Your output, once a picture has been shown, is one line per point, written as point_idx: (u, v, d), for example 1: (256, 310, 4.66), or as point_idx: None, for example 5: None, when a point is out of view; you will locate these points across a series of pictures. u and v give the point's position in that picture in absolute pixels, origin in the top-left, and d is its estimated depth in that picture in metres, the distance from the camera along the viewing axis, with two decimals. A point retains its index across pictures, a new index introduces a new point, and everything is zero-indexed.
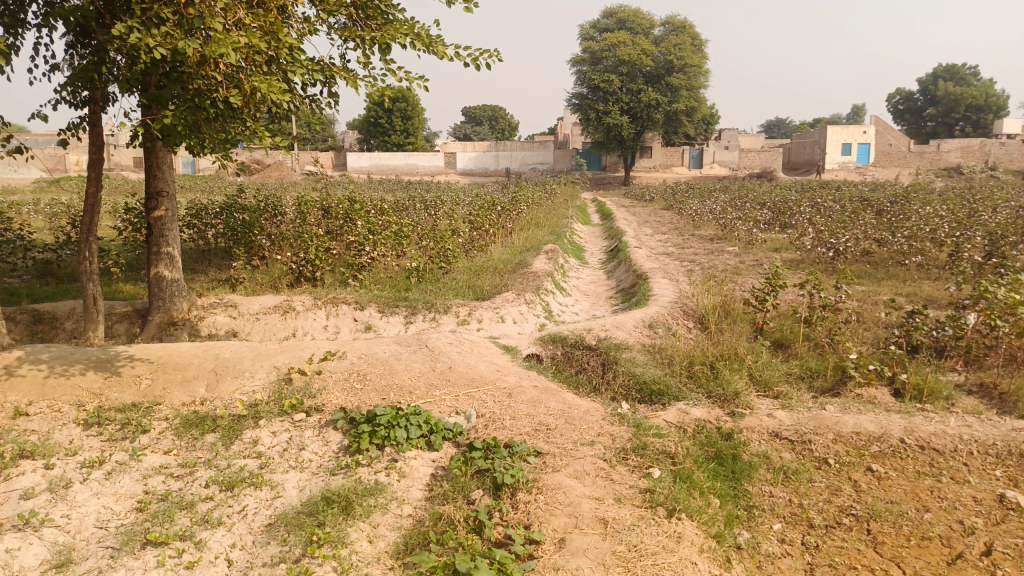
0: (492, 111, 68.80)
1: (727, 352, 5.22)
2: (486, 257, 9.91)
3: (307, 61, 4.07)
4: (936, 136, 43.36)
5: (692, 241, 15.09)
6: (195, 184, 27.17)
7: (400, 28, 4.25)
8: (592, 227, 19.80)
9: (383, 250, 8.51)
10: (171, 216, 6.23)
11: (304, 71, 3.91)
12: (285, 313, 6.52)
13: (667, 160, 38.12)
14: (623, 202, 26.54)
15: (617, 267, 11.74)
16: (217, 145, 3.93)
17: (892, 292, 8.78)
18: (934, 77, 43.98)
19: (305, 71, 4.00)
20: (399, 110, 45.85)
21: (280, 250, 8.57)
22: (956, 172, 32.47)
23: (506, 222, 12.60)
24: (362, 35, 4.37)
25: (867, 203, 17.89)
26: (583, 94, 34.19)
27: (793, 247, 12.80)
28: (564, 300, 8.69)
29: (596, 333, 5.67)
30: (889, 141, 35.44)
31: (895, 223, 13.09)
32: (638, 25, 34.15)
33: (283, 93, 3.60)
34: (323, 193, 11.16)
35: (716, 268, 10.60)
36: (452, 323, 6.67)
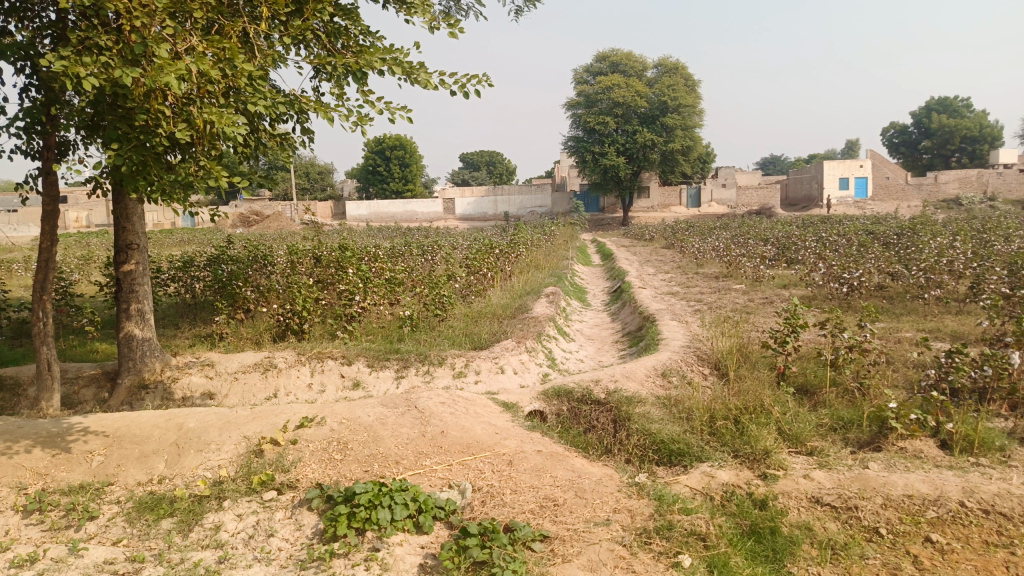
0: (490, 157, 69.45)
1: (752, 404, 4.70)
2: (484, 303, 9.45)
3: (272, 92, 3.68)
4: (932, 168, 43.29)
5: (696, 280, 14.63)
6: (194, 237, 27.01)
7: (376, 52, 3.86)
8: (593, 268, 19.43)
9: (375, 298, 8.04)
10: (141, 270, 5.78)
11: (268, 102, 3.51)
12: (266, 371, 5.98)
13: (665, 200, 38.04)
14: (622, 242, 26.27)
15: (622, 309, 11.27)
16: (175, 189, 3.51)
17: (915, 328, 8.31)
18: (926, 110, 44.34)
19: (270, 103, 3.60)
20: (397, 158, 46.03)
21: (266, 302, 8.11)
22: (956, 203, 32.23)
23: (505, 265, 12.18)
24: (335, 63, 4.01)
25: (872, 235, 17.56)
26: (578, 137, 34.22)
27: (802, 283, 12.38)
28: (567, 346, 8.19)
29: (605, 385, 5.14)
30: (886, 173, 35.33)
31: (906, 255, 12.69)
32: (630, 68, 34.34)
33: (239, 127, 3.23)
34: (314, 241, 10.75)
35: (725, 307, 10.12)
36: (448, 377, 6.15)
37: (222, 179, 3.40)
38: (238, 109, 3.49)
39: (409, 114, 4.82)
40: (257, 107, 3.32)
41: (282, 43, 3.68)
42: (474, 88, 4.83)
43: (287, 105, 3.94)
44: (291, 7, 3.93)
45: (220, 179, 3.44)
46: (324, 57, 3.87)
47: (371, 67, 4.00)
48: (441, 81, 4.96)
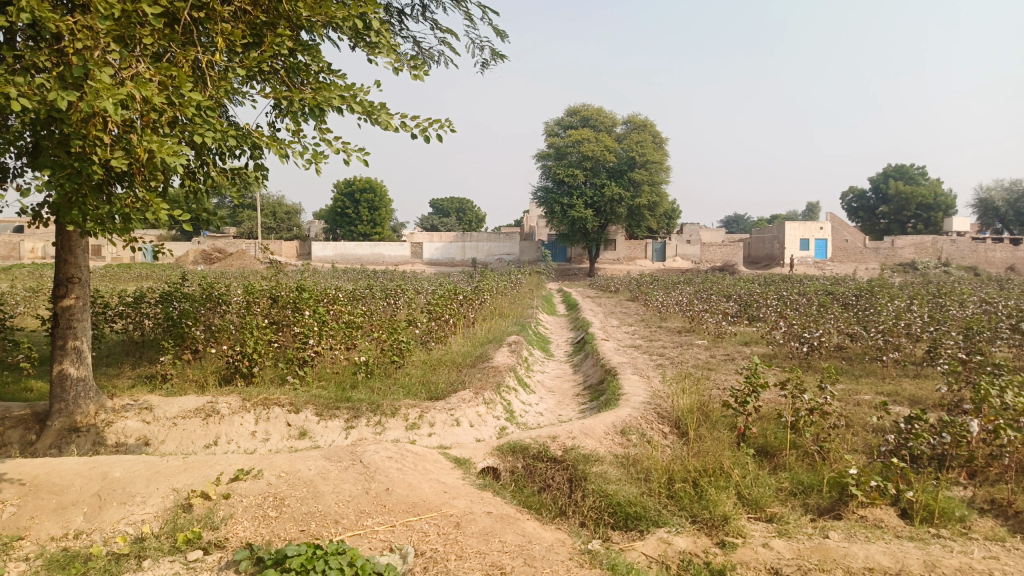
0: (459, 204, 69.87)
1: (712, 467, 4.57)
2: (444, 350, 9.26)
3: (222, 125, 3.54)
4: (889, 232, 44.54)
5: (660, 334, 14.63)
6: (153, 273, 26.44)
7: (335, 89, 3.75)
8: (558, 318, 19.38)
9: (331, 343, 7.79)
10: (81, 306, 5.50)
11: (216, 135, 3.36)
12: (207, 417, 5.68)
13: (631, 253, 38.43)
14: (588, 293, 26.37)
15: (584, 361, 11.16)
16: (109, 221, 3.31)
17: (874, 391, 8.32)
18: (884, 177, 45.92)
19: (219, 136, 3.45)
20: (367, 201, 45.97)
21: (216, 343, 7.80)
22: (911, 268, 33.11)
23: (468, 312, 12.02)
24: (292, 98, 3.89)
25: (832, 296, 17.83)
26: (547, 188, 34.57)
27: (764, 341, 12.43)
28: (527, 398, 8.00)
29: (562, 442, 4.96)
30: (844, 237, 36.22)
31: (865, 317, 12.85)
32: (600, 123, 35.01)
33: (183, 158, 3.07)
34: (273, 282, 10.49)
35: (687, 363, 10.07)
36: (400, 428, 5.91)
37: (162, 213, 3.22)
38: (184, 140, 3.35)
39: (369, 153, 4.70)
40: (204, 139, 3.18)
41: (237, 75, 3.56)
42: (438, 132, 4.74)
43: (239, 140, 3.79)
44: (249, 39, 3.82)
45: (159, 212, 3.26)
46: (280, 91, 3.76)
47: (330, 105, 3.89)
48: (403, 123, 4.87)
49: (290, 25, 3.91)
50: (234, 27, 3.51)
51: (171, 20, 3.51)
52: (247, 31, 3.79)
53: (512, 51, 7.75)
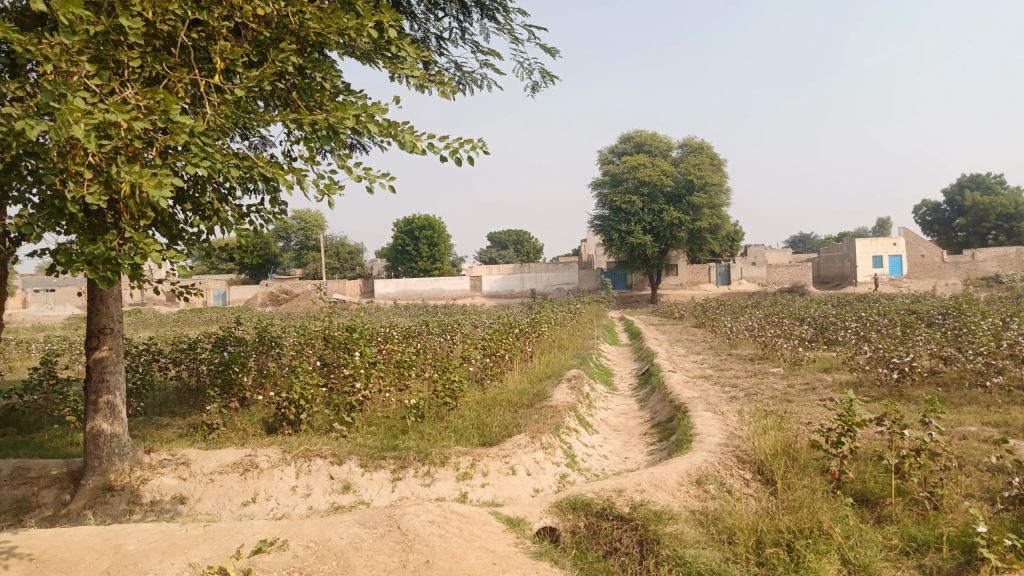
0: (517, 236, 69.99)
1: (808, 526, 3.91)
2: (500, 388, 8.78)
3: (222, 155, 3.35)
4: (968, 246, 42.19)
5: (730, 362, 13.82)
6: (219, 317, 27.06)
7: (349, 108, 3.49)
8: (620, 348, 18.75)
9: (380, 385, 7.38)
10: (115, 357, 5.24)
11: (209, 165, 3.18)
12: (246, 471, 5.29)
13: (693, 278, 37.39)
14: (650, 320, 25.66)
15: (650, 394, 10.50)
16: (95, 264, 3.14)
17: (980, 423, 7.42)
18: (959, 188, 43.82)
19: (218, 166, 3.27)
20: (425, 237, 46.31)
21: (263, 389, 7.51)
22: (995, 282, 31.12)
23: (525, 345, 11.53)
24: (303, 121, 3.65)
25: (915, 315, 16.67)
26: (604, 215, 34.03)
27: (845, 368, 11.52)
28: (590, 439, 7.40)
29: (630, 496, 4.37)
30: (921, 252, 34.38)
31: (958, 338, 11.80)
32: (656, 148, 34.40)
33: (168, 188, 2.91)
34: (324, 321, 10.23)
35: (762, 394, 9.31)
36: (451, 480, 5.41)
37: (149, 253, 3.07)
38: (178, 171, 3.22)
39: (394, 181, 4.33)
40: (195, 169, 3.04)
41: (237, 97, 3.42)
42: (468, 152, 4.36)
43: (242, 169, 3.61)
44: (248, 58, 3.68)
45: (146, 253, 3.14)
46: (287, 114, 3.52)
47: (343, 127, 3.63)
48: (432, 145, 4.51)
49: (297, 43, 3.73)
50: (233, 47, 3.36)
51: (166, 42, 3.42)
52: (252, 50, 3.64)
53: (561, 75, 7.36)
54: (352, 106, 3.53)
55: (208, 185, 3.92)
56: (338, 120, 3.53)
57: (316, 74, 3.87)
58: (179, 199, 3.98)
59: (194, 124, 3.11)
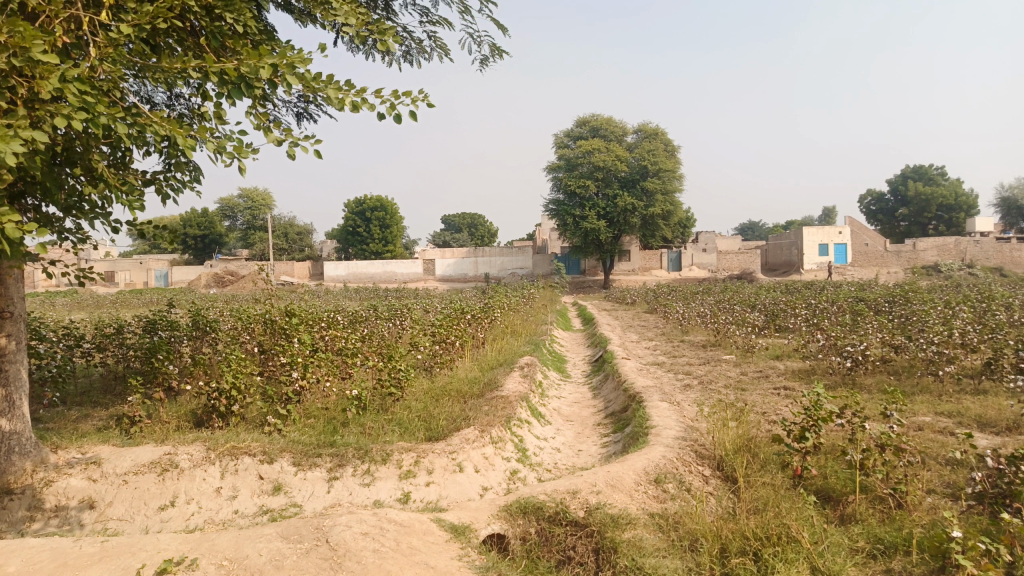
0: (472, 220, 69.44)
1: (773, 531, 3.66)
2: (449, 376, 8.38)
3: (102, 106, 2.94)
4: (909, 235, 43.31)
5: (683, 349, 13.68)
6: (159, 298, 25.96)
7: (261, 55, 3.11)
8: (573, 334, 18.54)
9: (321, 375, 6.90)
10: (14, 346, 4.67)
11: (80, 118, 2.79)
12: (164, 472, 4.78)
13: (645, 264, 37.52)
14: (603, 305, 25.54)
15: (604, 383, 10.24)
16: None
17: (935, 413, 7.34)
18: (902, 179, 44.93)
19: (93, 118, 2.87)
20: (377, 220, 45.42)
21: (192, 378, 6.97)
22: (935, 271, 31.98)
23: (477, 332, 11.14)
24: (207, 70, 3.23)
25: (864, 302, 16.83)
26: (558, 200, 33.77)
27: (798, 356, 11.46)
28: (543, 431, 7.09)
29: (585, 499, 4.05)
30: (865, 241, 35.09)
31: (907, 326, 11.84)
32: (611, 133, 34.24)
33: (21, 141, 2.51)
34: (264, 305, 9.65)
35: (718, 383, 9.15)
36: (392, 479, 5.02)
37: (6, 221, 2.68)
38: (48, 124, 2.83)
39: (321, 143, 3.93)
40: (61, 121, 2.66)
41: (124, 40, 3.02)
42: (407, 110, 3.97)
43: (133, 123, 3.23)
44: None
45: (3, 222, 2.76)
46: (185, 62, 3.13)
47: (257, 78, 3.27)
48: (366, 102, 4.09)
49: None
50: None
51: None
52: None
53: (513, 51, 7.08)
54: (267, 52, 3.17)
55: (100, 146, 3.49)
56: (249, 69, 3.16)
57: (227, 16, 3.51)
58: (67, 161, 3.55)
59: (65, 68, 2.72)
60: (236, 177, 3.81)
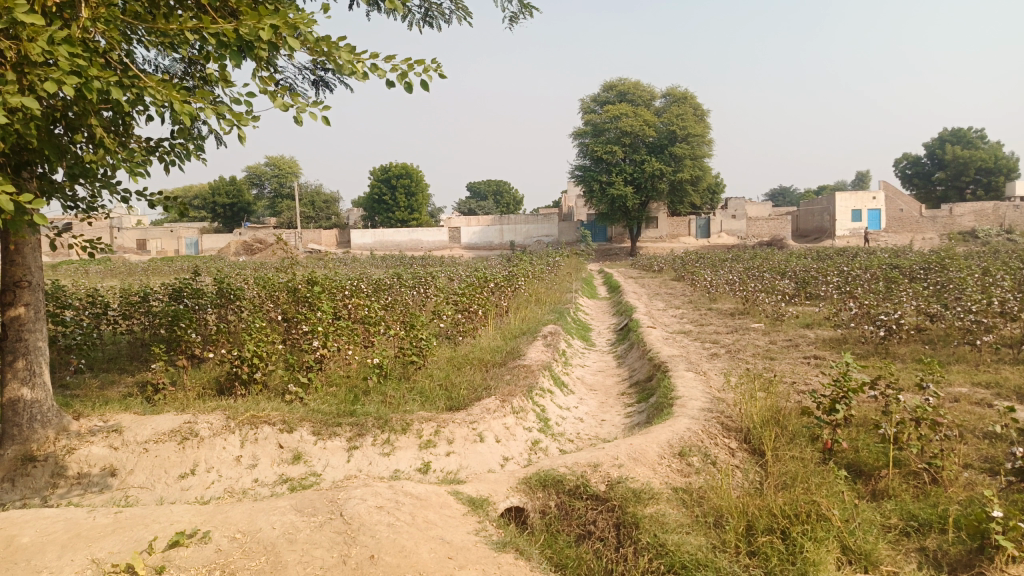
0: (498, 187, 69.05)
1: (801, 507, 3.53)
2: (472, 344, 8.30)
3: (95, 70, 2.86)
4: (946, 200, 42.14)
5: (711, 317, 13.47)
6: (189, 267, 26.27)
7: (261, 15, 3.01)
8: (599, 301, 18.37)
9: (342, 343, 6.85)
10: (32, 315, 4.67)
11: (72, 83, 2.71)
12: (184, 440, 4.77)
13: (673, 231, 37.02)
14: (629, 273, 25.28)
15: (630, 351, 10.10)
16: None
17: (972, 384, 7.10)
18: (940, 142, 43.59)
19: (85, 82, 2.79)
20: (403, 187, 45.33)
21: (215, 346, 6.97)
22: (972, 236, 31.13)
23: (501, 299, 11.03)
24: (207, 32, 3.13)
25: (898, 269, 16.40)
26: (584, 166, 33.34)
27: (829, 324, 11.20)
28: (565, 401, 6.99)
29: (607, 472, 3.95)
30: (900, 206, 34.20)
31: (944, 293, 11.49)
32: (639, 97, 33.58)
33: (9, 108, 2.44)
34: (287, 273, 9.62)
35: (745, 352, 8.97)
36: (412, 449, 4.97)
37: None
38: (40, 90, 2.76)
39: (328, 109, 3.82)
40: (52, 86, 2.59)
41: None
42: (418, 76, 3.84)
43: (130, 88, 3.16)
44: None
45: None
46: (182, 23, 3.03)
47: (257, 41, 3.18)
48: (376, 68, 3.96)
49: None
50: None
51: None
52: None
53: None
54: (268, 13, 3.07)
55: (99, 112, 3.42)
56: (249, 30, 3.06)
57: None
58: (67, 127, 3.49)
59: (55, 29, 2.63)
60: (239, 144, 3.74)
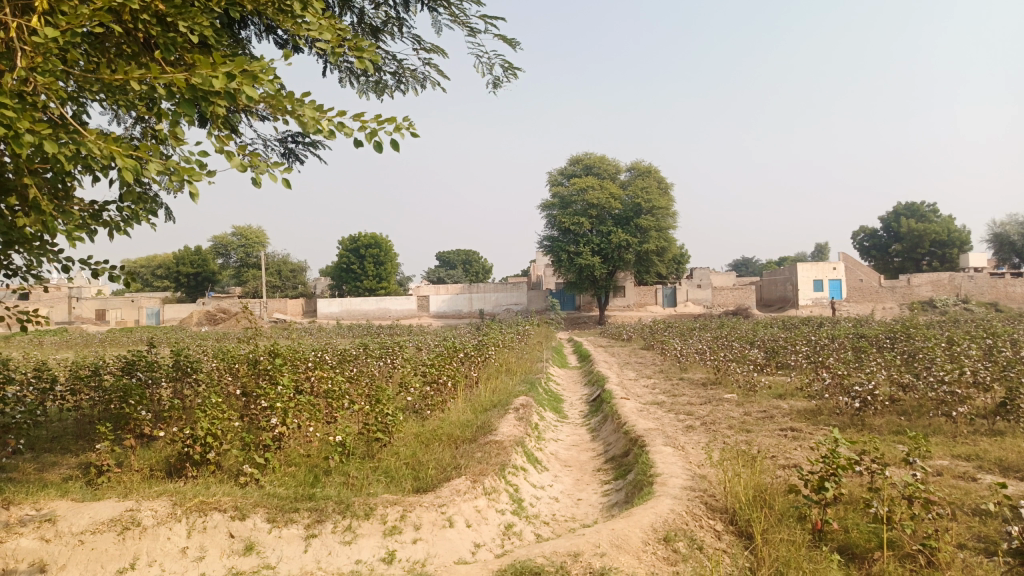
0: (466, 256, 69.36)
1: None
2: (441, 419, 7.96)
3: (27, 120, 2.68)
4: (904, 270, 43.24)
5: (683, 387, 13.28)
6: (148, 338, 25.44)
7: (215, 63, 2.87)
8: (568, 371, 18.22)
9: (304, 419, 6.48)
10: None
11: None
12: (124, 530, 4.33)
13: (640, 300, 37.23)
14: (598, 342, 25.17)
15: (603, 424, 9.82)
16: None
17: (952, 456, 6.95)
18: (895, 214, 45.05)
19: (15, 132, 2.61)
20: (371, 257, 45.17)
21: (167, 423, 6.53)
22: (930, 306, 31.81)
23: (470, 371, 10.72)
24: (157, 82, 2.98)
25: (865, 338, 16.49)
26: (553, 236, 33.59)
27: (802, 395, 11.08)
28: (539, 479, 6.66)
29: (588, 563, 3.65)
30: (859, 277, 34.92)
31: (913, 363, 11.49)
32: (604, 171, 34.25)
33: None
34: (248, 345, 9.23)
35: (721, 424, 8.76)
36: (376, 537, 4.60)
37: None
38: None
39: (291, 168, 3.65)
40: None
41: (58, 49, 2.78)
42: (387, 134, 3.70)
43: (73, 142, 2.97)
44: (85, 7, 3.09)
45: None
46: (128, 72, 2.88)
47: (213, 92, 3.04)
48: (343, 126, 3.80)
49: None
50: None
51: None
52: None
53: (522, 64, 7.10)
54: (223, 61, 2.94)
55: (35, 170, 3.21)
56: (203, 79, 2.91)
57: (180, 21, 3.34)
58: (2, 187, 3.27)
59: None
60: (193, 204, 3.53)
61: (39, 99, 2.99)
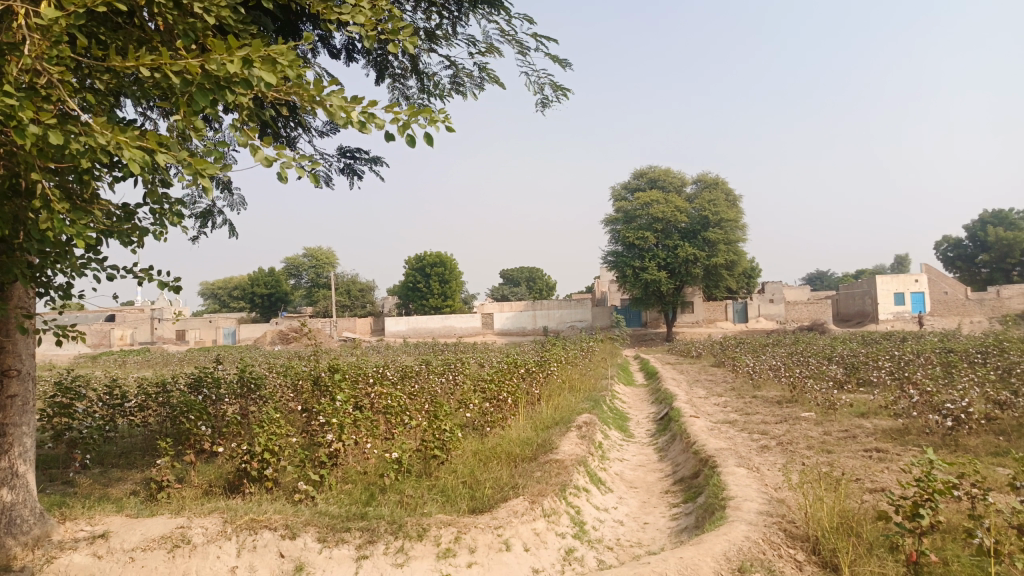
0: (530, 273, 69.30)
1: None
2: (501, 436, 7.73)
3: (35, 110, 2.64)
4: (993, 282, 40.81)
5: (756, 405, 12.68)
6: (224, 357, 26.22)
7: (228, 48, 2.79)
8: (634, 388, 17.73)
9: (361, 436, 6.34)
10: (19, 405, 4.49)
11: None
12: (174, 548, 4.24)
13: (709, 315, 36.26)
14: (666, 358, 24.56)
15: (672, 443, 9.39)
16: None
17: None
18: (981, 223, 42.69)
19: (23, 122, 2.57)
20: (436, 275, 45.59)
21: (226, 439, 6.49)
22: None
23: (532, 387, 10.46)
24: (172, 72, 2.93)
25: (953, 353, 15.46)
26: (617, 251, 33.15)
27: (886, 413, 10.38)
28: (602, 501, 6.34)
29: None
30: (943, 289, 33.10)
31: (1011, 379, 10.63)
32: (669, 184, 33.67)
33: None
34: (310, 361, 9.23)
35: (798, 444, 8.23)
36: (428, 559, 4.38)
37: None
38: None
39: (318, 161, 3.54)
40: None
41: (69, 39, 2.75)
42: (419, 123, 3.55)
43: (91, 136, 2.93)
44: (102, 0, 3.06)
45: None
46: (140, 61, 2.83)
47: (229, 80, 2.97)
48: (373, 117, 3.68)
49: None
50: None
51: None
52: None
53: (572, 88, 7.31)
54: (237, 46, 2.86)
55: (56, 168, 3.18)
56: (216, 65, 2.84)
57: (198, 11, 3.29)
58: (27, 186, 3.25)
59: None
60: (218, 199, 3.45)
61: (57, 94, 2.97)
